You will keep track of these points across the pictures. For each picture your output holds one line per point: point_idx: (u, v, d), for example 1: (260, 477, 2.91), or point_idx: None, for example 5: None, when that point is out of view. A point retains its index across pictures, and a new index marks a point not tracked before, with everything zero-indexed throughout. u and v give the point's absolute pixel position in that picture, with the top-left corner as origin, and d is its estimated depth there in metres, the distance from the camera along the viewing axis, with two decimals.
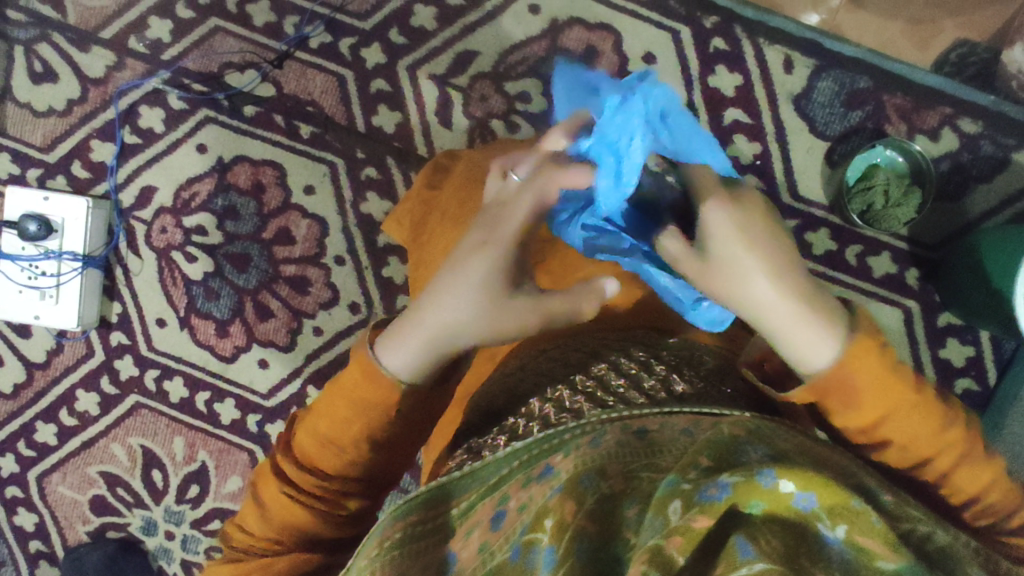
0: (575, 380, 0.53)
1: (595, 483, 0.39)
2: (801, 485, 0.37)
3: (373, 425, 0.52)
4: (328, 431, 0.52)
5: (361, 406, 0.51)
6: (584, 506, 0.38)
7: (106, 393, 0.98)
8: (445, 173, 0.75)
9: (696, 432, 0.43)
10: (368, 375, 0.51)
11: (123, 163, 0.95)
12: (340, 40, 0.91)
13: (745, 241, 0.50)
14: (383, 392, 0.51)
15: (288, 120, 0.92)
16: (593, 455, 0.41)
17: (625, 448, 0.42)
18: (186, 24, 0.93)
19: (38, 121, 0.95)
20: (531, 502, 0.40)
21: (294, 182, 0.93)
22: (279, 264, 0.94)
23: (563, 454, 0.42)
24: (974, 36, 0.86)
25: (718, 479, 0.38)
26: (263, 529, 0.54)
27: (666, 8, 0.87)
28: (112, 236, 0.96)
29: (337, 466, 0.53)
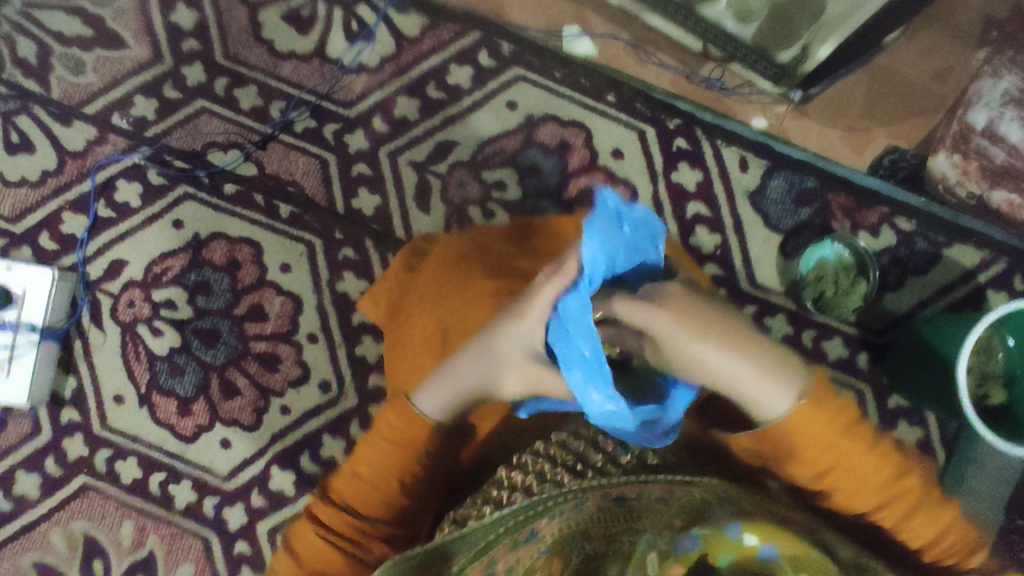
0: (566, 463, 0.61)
1: (579, 543, 0.50)
2: (761, 538, 0.49)
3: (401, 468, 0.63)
4: (360, 471, 0.63)
5: (397, 450, 0.63)
6: (572, 563, 0.50)
7: (50, 474, 0.92)
8: (422, 257, 0.77)
9: (669, 498, 0.53)
10: (407, 418, 0.63)
11: (95, 235, 0.94)
12: (324, 125, 0.95)
13: (704, 323, 0.54)
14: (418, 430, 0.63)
15: (268, 199, 0.94)
16: (576, 519, 0.51)
17: (606, 514, 0.52)
18: (172, 104, 0.96)
19: (9, 191, 0.95)
20: (518, 564, 0.50)
21: (270, 259, 0.93)
22: (250, 340, 0.93)
23: (547, 518, 0.50)
24: (903, 143, 0.97)
25: (691, 533, 0.50)
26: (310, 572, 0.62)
27: (632, 108, 0.94)
28: (75, 309, 0.94)
29: (375, 507, 0.63)
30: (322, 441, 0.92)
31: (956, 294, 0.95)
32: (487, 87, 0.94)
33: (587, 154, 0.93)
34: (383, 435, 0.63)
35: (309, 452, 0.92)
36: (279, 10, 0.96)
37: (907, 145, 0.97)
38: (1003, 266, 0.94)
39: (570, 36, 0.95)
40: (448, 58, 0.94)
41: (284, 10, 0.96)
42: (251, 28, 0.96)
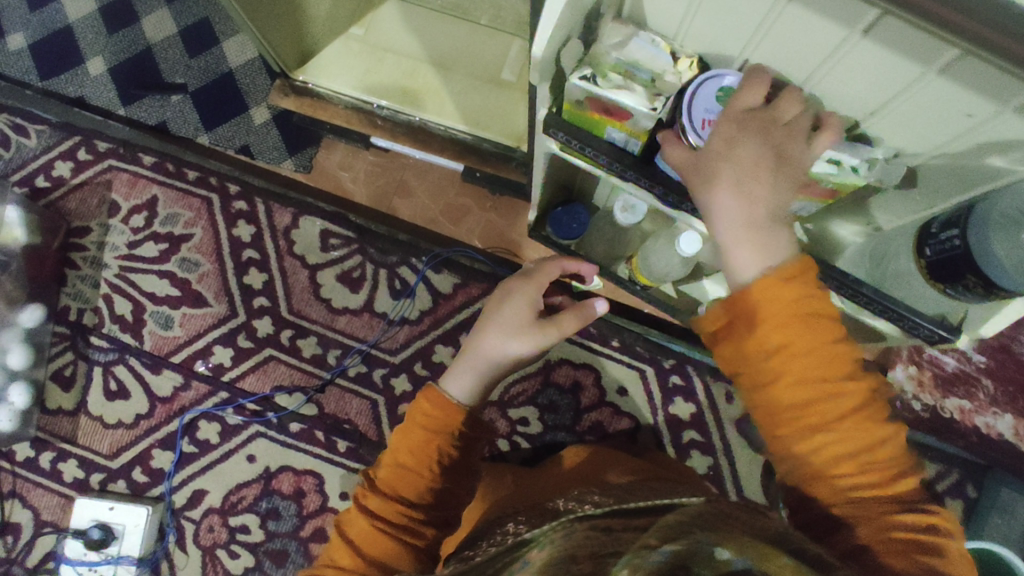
0: (557, 510, 0.65)
1: (567, 562, 0.51)
2: (734, 552, 0.43)
3: (443, 446, 0.62)
4: (406, 458, 0.61)
5: (434, 430, 0.62)
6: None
7: None
8: (498, 466, 0.95)
9: (608, 529, 0.55)
10: (439, 401, 0.63)
11: (180, 468, 1.11)
12: (374, 370, 1.12)
13: None
14: (451, 412, 0.63)
15: (328, 435, 1.11)
16: (563, 544, 0.54)
17: (592, 539, 0.53)
18: (245, 352, 1.14)
19: (107, 432, 1.12)
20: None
21: (330, 488, 1.09)
22: (314, 559, 1.07)
23: (537, 549, 0.55)
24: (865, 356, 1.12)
25: (661, 548, 0.43)
26: (412, 491, 0.60)
27: (633, 351, 1.12)
28: (163, 535, 1.10)
29: (417, 492, 0.60)
30: None
31: None
32: None
33: (596, 392, 1.12)
34: (422, 417, 0.63)
35: None
36: (334, 271, 1.16)
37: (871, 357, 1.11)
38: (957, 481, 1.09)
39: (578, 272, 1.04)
40: (477, 311, 1.13)
41: (338, 271, 1.16)
42: (311, 287, 1.15)
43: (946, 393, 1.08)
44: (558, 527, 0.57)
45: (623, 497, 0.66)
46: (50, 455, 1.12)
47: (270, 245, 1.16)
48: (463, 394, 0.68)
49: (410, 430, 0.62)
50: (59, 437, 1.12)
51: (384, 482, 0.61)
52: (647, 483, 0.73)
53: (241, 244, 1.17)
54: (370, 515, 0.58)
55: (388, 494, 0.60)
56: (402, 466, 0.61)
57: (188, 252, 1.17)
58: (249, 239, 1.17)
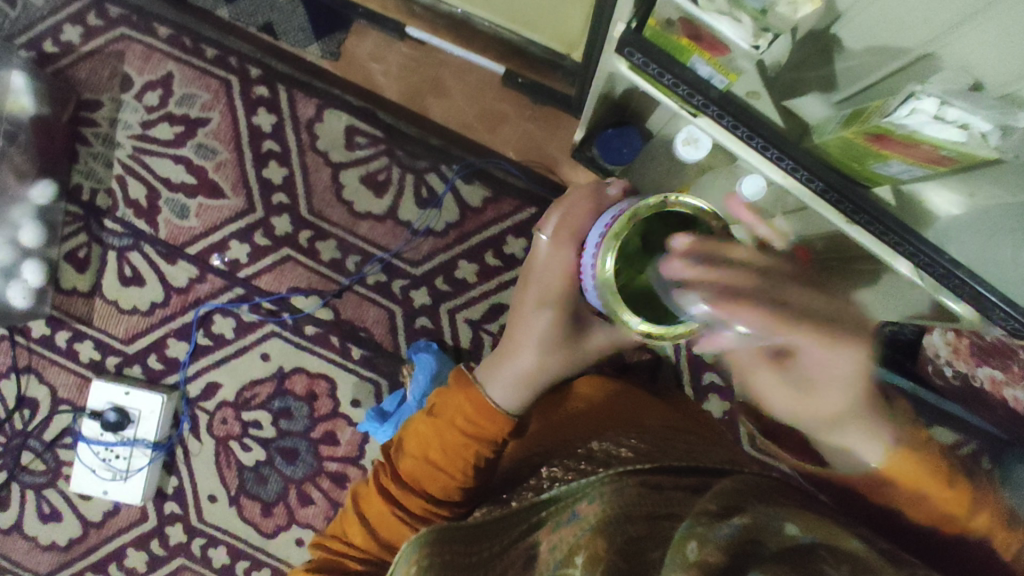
0: (594, 456, 0.65)
1: (619, 525, 0.49)
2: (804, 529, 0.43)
3: (474, 456, 0.63)
4: (433, 458, 0.64)
5: (464, 436, 0.63)
6: (614, 544, 0.47)
7: (155, 553, 1.13)
8: None
9: (658, 489, 0.54)
10: (478, 409, 0.63)
11: (194, 360, 1.11)
12: (393, 280, 1.08)
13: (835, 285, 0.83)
14: (488, 423, 0.63)
15: (343, 341, 1.09)
16: (612, 501, 0.53)
17: (643, 498, 0.52)
18: (263, 250, 1.10)
19: (123, 317, 1.11)
20: (562, 542, 0.52)
21: (343, 394, 1.09)
22: (324, 459, 1.10)
23: (586, 502, 0.55)
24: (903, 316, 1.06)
25: (729, 521, 0.43)
26: (437, 489, 0.64)
27: None
28: (179, 422, 1.11)
29: (442, 490, 0.64)
30: None
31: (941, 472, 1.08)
32: None
33: None
34: (452, 423, 0.64)
35: None
36: (358, 173, 1.09)
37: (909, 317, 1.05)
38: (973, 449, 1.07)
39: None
40: (507, 229, 1.07)
41: (362, 172, 1.09)
42: (333, 187, 1.09)
43: (981, 362, 1.03)
44: (608, 480, 0.56)
45: (664, 445, 0.65)
46: (66, 335, 1.11)
47: (291, 138, 1.09)
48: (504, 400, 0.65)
49: (445, 427, 0.64)
50: (74, 318, 1.11)
51: (408, 474, 0.65)
52: (683, 432, 0.71)
53: (261, 134, 1.10)
54: (391, 501, 0.63)
55: (411, 486, 0.65)
56: (429, 465, 0.64)
57: (204, 139, 1.10)
58: (269, 130, 1.09)
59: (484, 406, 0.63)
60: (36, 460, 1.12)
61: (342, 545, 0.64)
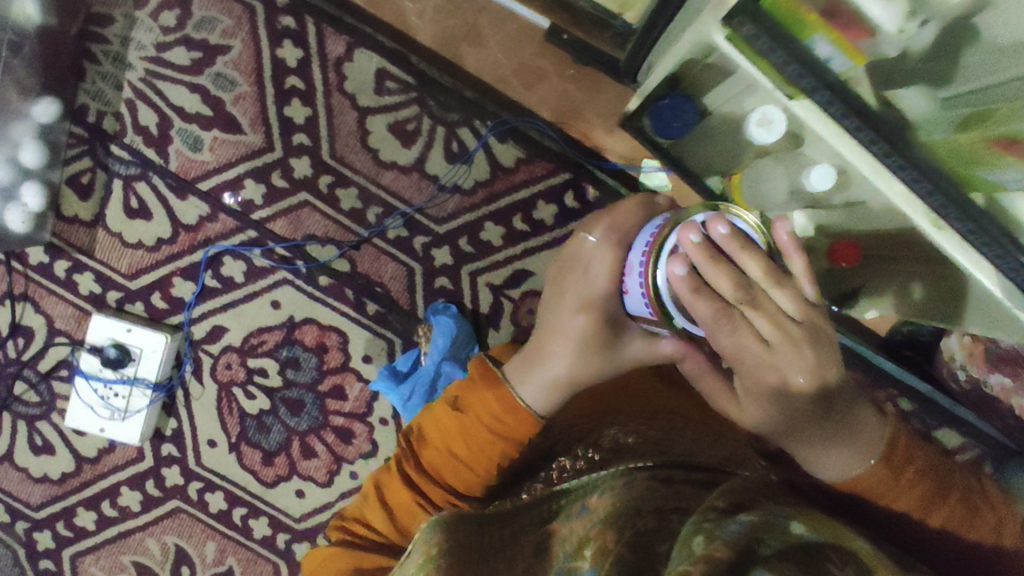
0: (610, 446, 0.66)
1: (628, 518, 0.48)
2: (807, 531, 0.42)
3: (494, 451, 0.63)
4: (454, 451, 0.64)
5: (484, 425, 0.63)
6: (625, 541, 0.45)
7: (149, 494, 1.11)
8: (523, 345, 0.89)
9: (670, 481, 0.54)
10: (500, 403, 0.62)
11: (201, 302, 1.06)
12: (415, 236, 1.04)
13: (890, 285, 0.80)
14: (512, 419, 0.62)
15: (358, 295, 1.05)
16: (620, 493, 0.52)
17: (653, 492, 0.52)
18: (279, 193, 1.05)
19: (126, 251, 1.05)
20: (570, 534, 0.51)
21: (354, 348, 1.06)
22: (330, 413, 1.07)
23: (595, 495, 0.54)
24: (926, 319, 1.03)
25: (735, 517, 0.43)
26: (453, 478, 0.65)
27: None
28: (181, 363, 1.08)
29: (460, 480, 0.65)
30: None
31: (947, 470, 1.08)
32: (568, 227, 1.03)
33: None
34: (472, 417, 0.63)
35: None
36: (386, 120, 1.03)
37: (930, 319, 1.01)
38: (979, 453, 1.08)
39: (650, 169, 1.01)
40: (538, 194, 1.03)
41: (391, 120, 1.03)
42: (358, 133, 1.03)
43: None
44: (619, 473, 0.56)
45: (688, 437, 0.65)
46: (66, 265, 1.06)
47: (317, 75, 1.02)
48: (534, 397, 0.63)
49: (467, 425, 0.63)
50: (74, 248, 1.05)
51: (428, 465, 0.66)
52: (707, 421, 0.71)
53: (284, 69, 1.03)
54: (413, 492, 0.65)
55: (432, 477, 0.66)
56: (451, 458, 0.64)
57: (223, 68, 1.02)
58: (293, 65, 1.02)
59: (507, 404, 0.62)
60: (29, 390, 1.08)
61: (359, 528, 0.66)
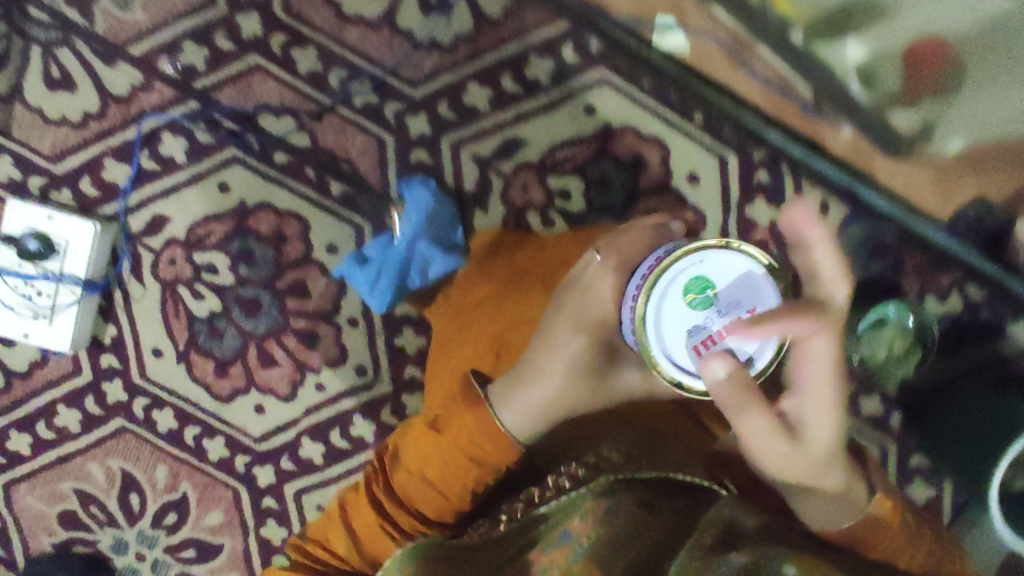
0: (600, 457, 0.63)
1: (608, 555, 0.51)
2: (802, 570, 0.44)
3: (471, 480, 0.62)
4: (430, 476, 0.62)
5: (465, 450, 0.60)
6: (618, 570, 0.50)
7: (89, 413, 0.98)
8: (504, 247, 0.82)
9: (654, 509, 0.54)
10: (487, 435, 0.60)
11: (137, 188, 0.91)
12: (386, 104, 0.88)
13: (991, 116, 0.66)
14: (498, 451, 0.60)
15: (320, 175, 0.90)
16: (603, 522, 0.53)
17: (632, 517, 0.53)
18: (225, 56, 0.88)
19: (48, 129, 0.89)
20: (554, 565, 0.51)
21: (317, 237, 0.91)
22: (291, 315, 0.93)
23: (578, 519, 0.54)
24: None
25: (723, 565, 0.45)
26: (428, 505, 0.63)
27: (720, 133, 0.87)
28: (117, 260, 0.93)
29: (435, 507, 0.63)
30: (354, 421, 0.95)
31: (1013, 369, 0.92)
32: (566, 88, 0.87)
33: (659, 175, 0.88)
34: (448, 446, 0.61)
35: (340, 429, 0.96)
36: None
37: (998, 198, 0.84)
38: None
39: (663, 26, 0.79)
40: (530, 48, 0.86)
41: None
42: None
43: None
44: (600, 492, 0.55)
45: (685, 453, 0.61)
46: None
47: None
48: (517, 425, 0.60)
49: (448, 449, 0.61)
50: None
51: (402, 493, 0.63)
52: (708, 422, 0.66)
53: None
54: (381, 516, 0.63)
55: (403, 504, 0.64)
56: (428, 484, 0.62)
57: None
58: None
59: (486, 428, 0.59)
60: None
61: (329, 553, 0.65)
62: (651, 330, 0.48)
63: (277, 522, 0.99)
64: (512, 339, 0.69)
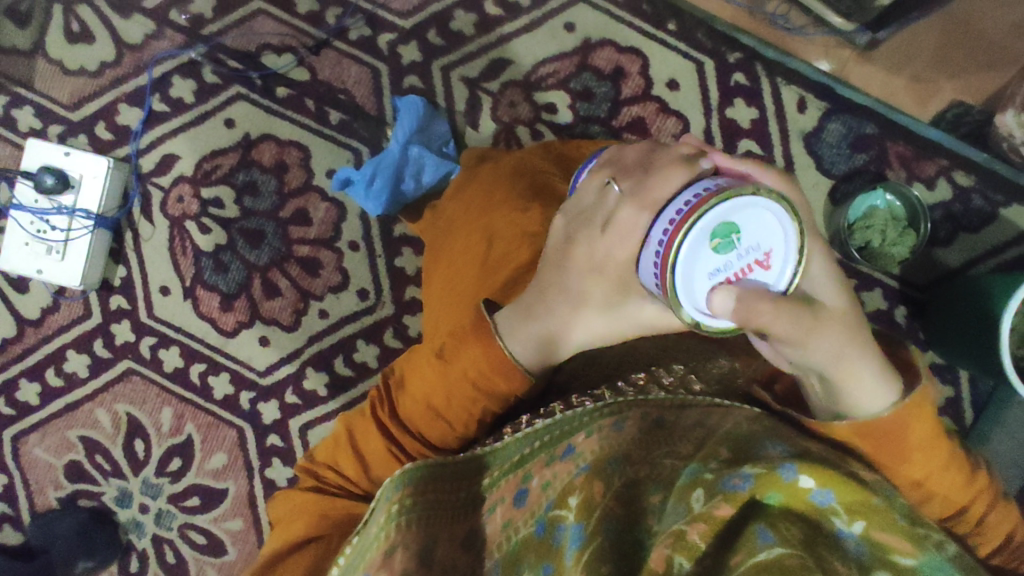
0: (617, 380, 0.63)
1: (620, 467, 0.51)
2: (818, 482, 0.48)
3: (482, 411, 0.61)
4: (434, 402, 0.62)
5: (474, 386, 0.60)
6: (611, 488, 0.50)
7: (98, 356, 0.97)
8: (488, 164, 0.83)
9: (665, 422, 0.56)
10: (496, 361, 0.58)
11: (149, 129, 0.96)
12: (379, 35, 0.94)
13: None
14: (509, 381, 0.59)
15: (319, 105, 0.94)
16: (616, 439, 0.53)
17: (645, 437, 0.54)
18: (230, 3, 0.96)
19: (67, 79, 0.96)
20: (555, 480, 0.52)
21: (318, 164, 0.94)
22: (293, 243, 0.94)
23: (584, 435, 0.54)
24: (970, 99, 0.91)
25: (743, 472, 0.48)
26: (436, 437, 0.63)
27: (693, 40, 0.93)
28: (127, 200, 0.96)
29: (441, 437, 0.63)
30: (357, 347, 0.94)
31: (1008, 256, 0.92)
32: (545, 8, 0.92)
33: (641, 83, 0.92)
34: (462, 372, 0.59)
35: (343, 357, 0.94)
36: None
37: (975, 100, 0.91)
38: None
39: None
40: None
41: None
42: None
43: None
44: (611, 408, 0.55)
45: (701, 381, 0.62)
46: (3, 100, 0.96)
47: None
48: (520, 353, 0.59)
49: (455, 377, 0.60)
50: (12, 81, 0.97)
51: (403, 411, 0.64)
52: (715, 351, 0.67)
53: None
54: (388, 441, 0.63)
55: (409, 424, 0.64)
56: (431, 411, 0.62)
57: None
58: None
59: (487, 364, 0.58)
60: None
61: (335, 475, 0.65)
62: (680, 276, 0.44)
63: (282, 463, 0.95)
64: (512, 262, 0.67)
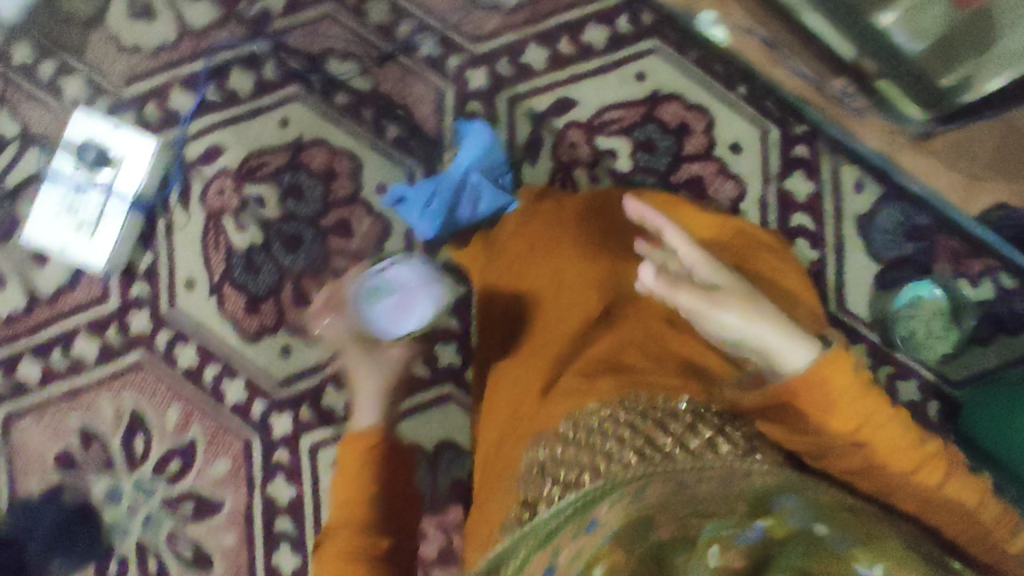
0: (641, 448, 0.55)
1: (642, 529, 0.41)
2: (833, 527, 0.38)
3: (387, 480, 0.60)
4: (344, 495, 0.60)
5: (363, 472, 0.60)
6: (634, 554, 0.39)
7: (109, 343, 0.93)
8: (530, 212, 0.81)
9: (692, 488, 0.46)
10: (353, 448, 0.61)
11: (199, 117, 0.93)
12: (448, 57, 0.93)
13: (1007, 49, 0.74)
14: (362, 445, 0.61)
15: (378, 118, 0.92)
16: (637, 507, 0.45)
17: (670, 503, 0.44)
18: (301, 3, 0.94)
19: (123, 55, 0.94)
20: (581, 551, 0.43)
21: (368, 177, 0.92)
22: (332, 255, 0.92)
23: (607, 507, 0.46)
24: (1018, 201, 0.93)
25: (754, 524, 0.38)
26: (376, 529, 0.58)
27: (759, 107, 0.93)
28: (165, 186, 0.93)
29: (368, 512, 0.59)
30: None
31: None
32: (618, 55, 0.92)
33: (704, 143, 0.92)
34: (346, 470, 0.60)
35: None
36: None
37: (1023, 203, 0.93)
38: None
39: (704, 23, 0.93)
40: (587, 17, 0.93)
41: None
42: None
43: None
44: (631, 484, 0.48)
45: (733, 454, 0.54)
46: (53, 67, 0.94)
47: None
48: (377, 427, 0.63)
49: (346, 469, 0.61)
50: (66, 49, 0.94)
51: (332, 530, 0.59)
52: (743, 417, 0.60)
53: None
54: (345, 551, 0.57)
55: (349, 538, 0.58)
56: (358, 502, 0.59)
57: None
58: None
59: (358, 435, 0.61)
60: None
61: None
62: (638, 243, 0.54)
63: (287, 479, 0.91)
64: (574, 319, 0.70)
